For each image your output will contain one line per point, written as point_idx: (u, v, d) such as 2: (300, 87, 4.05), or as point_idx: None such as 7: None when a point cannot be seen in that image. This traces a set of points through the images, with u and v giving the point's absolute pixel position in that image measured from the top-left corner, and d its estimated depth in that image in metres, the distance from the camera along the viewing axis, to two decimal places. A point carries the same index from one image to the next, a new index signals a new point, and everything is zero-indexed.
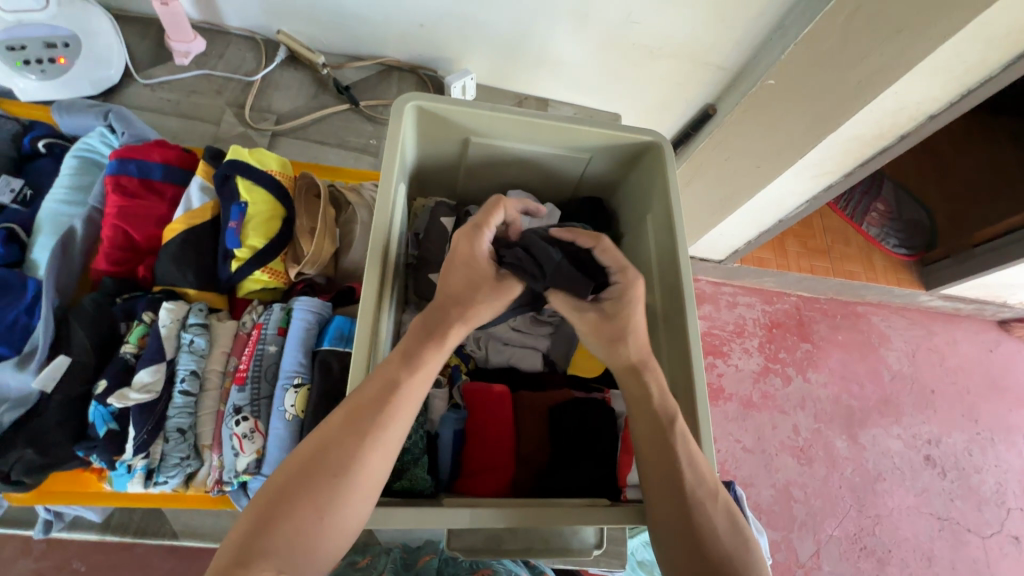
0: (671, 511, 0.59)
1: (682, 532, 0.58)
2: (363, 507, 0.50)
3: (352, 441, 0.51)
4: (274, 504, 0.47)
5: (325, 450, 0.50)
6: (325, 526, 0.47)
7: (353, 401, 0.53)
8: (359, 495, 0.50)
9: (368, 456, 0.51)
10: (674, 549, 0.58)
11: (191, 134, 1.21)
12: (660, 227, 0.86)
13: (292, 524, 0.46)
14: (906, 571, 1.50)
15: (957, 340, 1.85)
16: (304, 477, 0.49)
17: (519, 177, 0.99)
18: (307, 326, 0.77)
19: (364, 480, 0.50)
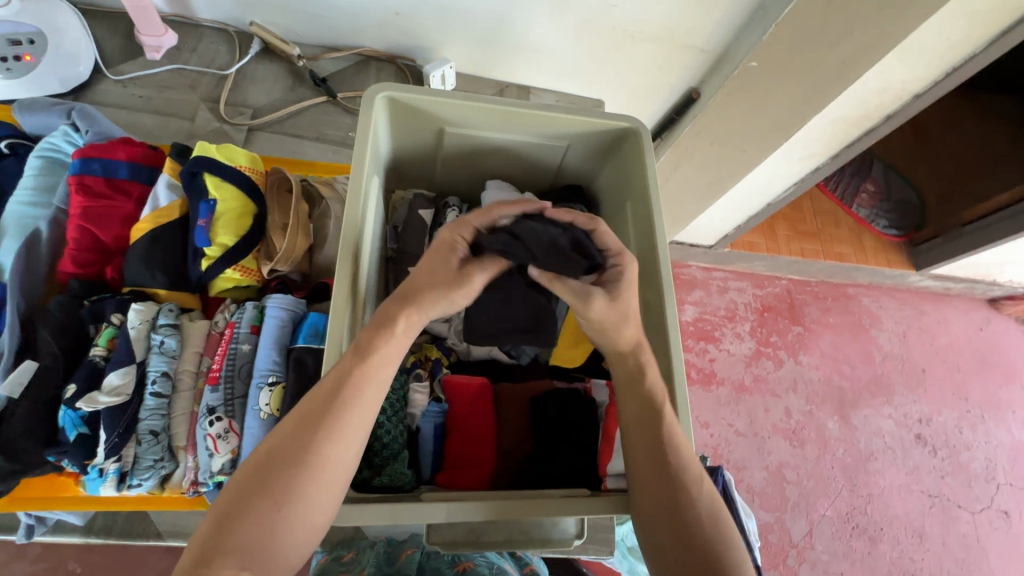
0: (648, 496, 0.59)
1: (666, 518, 0.58)
2: (332, 500, 0.50)
3: (317, 433, 0.50)
4: (242, 499, 0.47)
5: (291, 443, 0.50)
6: (292, 521, 0.47)
7: (319, 393, 0.52)
8: (327, 488, 0.49)
9: (335, 448, 0.50)
10: (657, 534, 0.58)
11: (165, 130, 1.19)
12: (639, 214, 0.85)
13: (257, 520, 0.46)
14: (897, 548, 1.52)
15: (948, 318, 1.86)
16: (274, 469, 0.49)
17: (498, 167, 0.97)
18: (280, 323, 0.76)
19: (331, 472, 0.50)
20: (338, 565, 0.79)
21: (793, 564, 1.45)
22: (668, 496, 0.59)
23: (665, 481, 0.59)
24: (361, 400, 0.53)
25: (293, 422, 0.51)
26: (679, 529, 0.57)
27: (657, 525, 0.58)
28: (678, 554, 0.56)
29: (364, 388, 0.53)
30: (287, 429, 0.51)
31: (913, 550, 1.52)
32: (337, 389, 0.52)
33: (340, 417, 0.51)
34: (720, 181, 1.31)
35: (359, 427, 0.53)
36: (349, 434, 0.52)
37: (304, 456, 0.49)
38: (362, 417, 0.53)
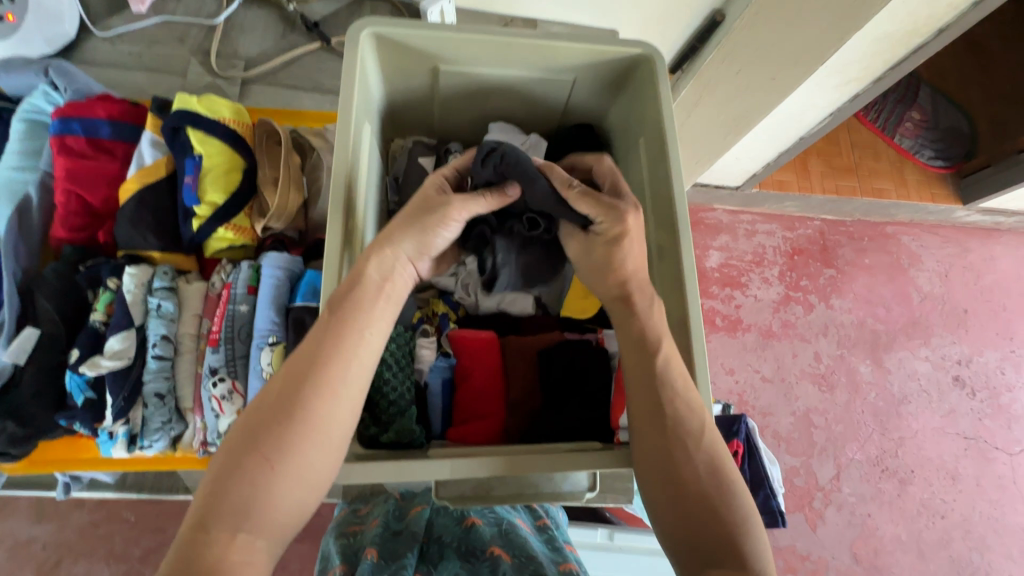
0: (651, 438, 0.57)
1: (674, 473, 0.55)
2: (329, 460, 0.49)
3: (310, 394, 0.48)
4: (231, 462, 0.46)
5: (283, 403, 0.48)
6: (288, 483, 0.46)
7: (305, 353, 0.50)
8: (321, 447, 0.48)
9: (326, 402, 0.49)
10: (661, 489, 0.55)
11: (157, 87, 1.15)
12: (653, 151, 0.78)
13: (250, 481, 0.45)
14: (928, 489, 1.48)
15: (996, 256, 1.73)
16: (262, 433, 0.47)
17: (501, 108, 0.91)
18: (276, 282, 0.74)
19: (326, 432, 0.48)
20: (354, 517, 0.82)
21: (818, 507, 1.44)
22: (667, 444, 0.56)
23: (664, 429, 0.56)
24: (354, 359, 0.51)
25: (284, 382, 0.49)
26: (683, 475, 0.54)
27: (655, 475, 0.55)
28: (682, 497, 0.54)
29: (356, 345, 0.51)
30: (279, 388, 0.49)
31: (945, 492, 1.49)
32: (329, 348, 0.50)
33: (331, 374, 0.50)
34: (745, 115, 1.21)
35: (353, 386, 0.51)
36: (343, 394, 0.50)
37: (295, 416, 0.47)
38: (357, 376, 0.51)
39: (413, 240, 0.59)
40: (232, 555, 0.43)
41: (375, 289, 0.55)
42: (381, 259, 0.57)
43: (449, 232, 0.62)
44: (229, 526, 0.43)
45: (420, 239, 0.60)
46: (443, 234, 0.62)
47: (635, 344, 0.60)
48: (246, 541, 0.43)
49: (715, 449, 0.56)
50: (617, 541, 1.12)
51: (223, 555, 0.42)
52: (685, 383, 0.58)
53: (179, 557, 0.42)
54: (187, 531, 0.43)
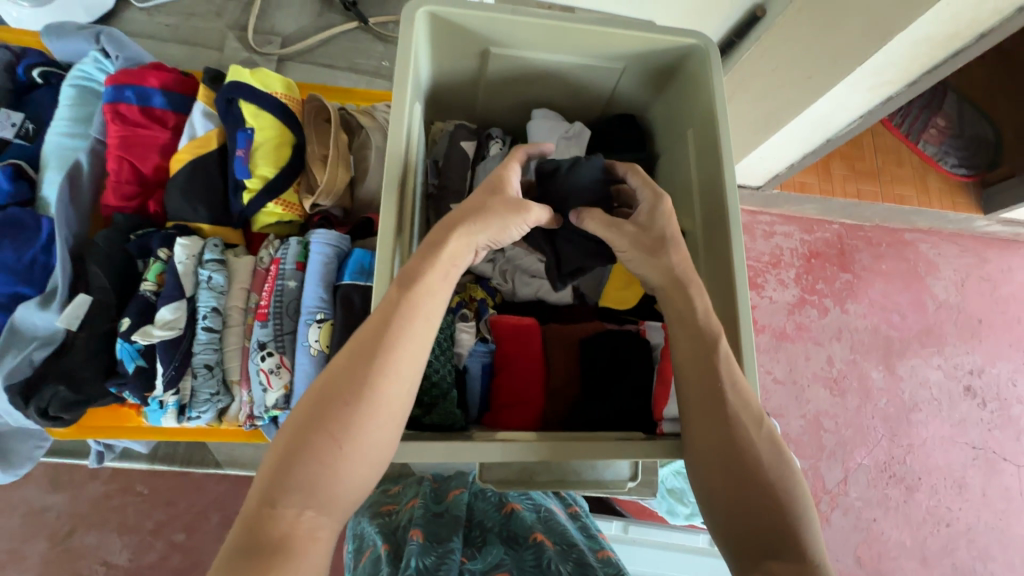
0: (702, 426, 0.56)
1: (728, 462, 0.54)
2: (389, 439, 0.49)
3: (375, 373, 0.49)
4: (297, 438, 0.46)
5: (349, 380, 0.48)
6: (350, 462, 0.46)
7: (372, 330, 0.50)
8: (382, 424, 0.48)
9: (392, 386, 0.49)
10: (713, 479, 0.54)
11: (194, 60, 1.14)
12: (703, 144, 0.77)
13: (318, 459, 0.45)
14: (935, 497, 1.49)
15: (1012, 267, 1.72)
16: (318, 412, 0.47)
17: (546, 95, 0.90)
18: (326, 260, 0.74)
19: (387, 412, 0.48)
20: (386, 497, 0.84)
21: (825, 510, 1.44)
22: (720, 435, 0.55)
23: (717, 422, 0.55)
24: (421, 341, 0.52)
25: (350, 359, 0.49)
26: (736, 465, 0.54)
27: (712, 466, 0.55)
28: (737, 488, 0.53)
29: (421, 326, 0.52)
30: (345, 365, 0.49)
31: (951, 500, 1.49)
32: (393, 328, 0.50)
33: (396, 354, 0.50)
34: (779, 112, 1.21)
35: (412, 364, 0.51)
36: (404, 372, 0.50)
37: (363, 395, 0.47)
38: (415, 356, 0.51)
39: (489, 232, 0.58)
40: (300, 530, 0.43)
41: (442, 270, 0.55)
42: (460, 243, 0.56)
43: (517, 229, 0.60)
44: (297, 503, 0.44)
45: (497, 229, 0.58)
46: (513, 231, 0.60)
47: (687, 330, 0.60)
48: (314, 518, 0.44)
49: (769, 440, 0.55)
50: (632, 534, 1.12)
51: (292, 530, 0.43)
52: (740, 375, 0.57)
53: (246, 532, 0.43)
54: (253, 505, 0.44)
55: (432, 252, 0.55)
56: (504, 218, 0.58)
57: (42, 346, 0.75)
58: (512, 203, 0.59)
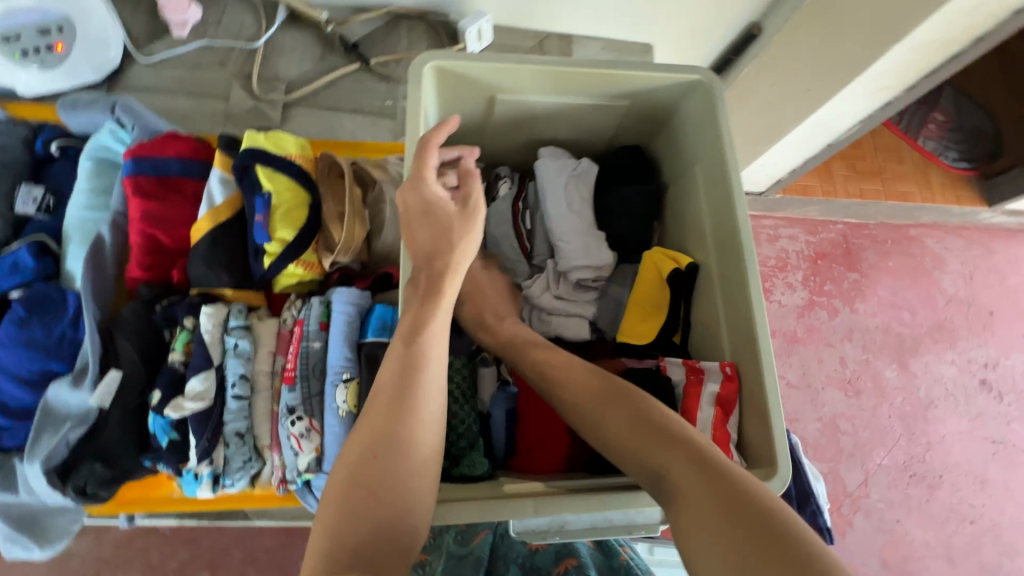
0: (580, 390, 0.66)
1: (608, 401, 0.63)
2: (425, 489, 0.53)
3: (401, 426, 0.54)
4: (342, 507, 0.50)
5: (377, 439, 0.54)
6: (397, 517, 0.50)
7: (393, 386, 0.57)
8: (417, 475, 0.53)
9: (417, 434, 0.55)
10: (608, 422, 0.62)
11: (201, 111, 1.16)
12: (711, 178, 0.78)
13: (364, 517, 0.49)
14: (957, 494, 1.48)
15: (1019, 257, 1.72)
16: (358, 473, 0.51)
17: (552, 132, 0.91)
18: (348, 319, 0.75)
19: (421, 462, 0.54)
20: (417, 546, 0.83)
21: (847, 513, 1.44)
22: (593, 386, 0.66)
23: (615, 420, 0.62)
24: (434, 390, 0.58)
25: (375, 422, 0.55)
26: (614, 402, 0.63)
27: (603, 414, 0.63)
28: (624, 414, 0.61)
29: (436, 376, 0.59)
30: (369, 429, 0.55)
31: (973, 496, 1.48)
32: (411, 384, 0.57)
33: (419, 406, 0.56)
34: (780, 123, 1.21)
35: (431, 409, 0.57)
36: (427, 420, 0.56)
37: (397, 452, 0.53)
38: (433, 402, 0.57)
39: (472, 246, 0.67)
40: None
41: (442, 318, 0.62)
42: (452, 283, 0.64)
43: (477, 232, 0.68)
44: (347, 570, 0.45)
45: (462, 236, 0.66)
46: (474, 239, 0.67)
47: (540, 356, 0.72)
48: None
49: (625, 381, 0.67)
50: (657, 555, 1.12)
51: None
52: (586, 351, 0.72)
53: None
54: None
55: (431, 299, 0.62)
56: (468, 224, 0.66)
57: (76, 425, 0.78)
58: (459, 211, 0.67)
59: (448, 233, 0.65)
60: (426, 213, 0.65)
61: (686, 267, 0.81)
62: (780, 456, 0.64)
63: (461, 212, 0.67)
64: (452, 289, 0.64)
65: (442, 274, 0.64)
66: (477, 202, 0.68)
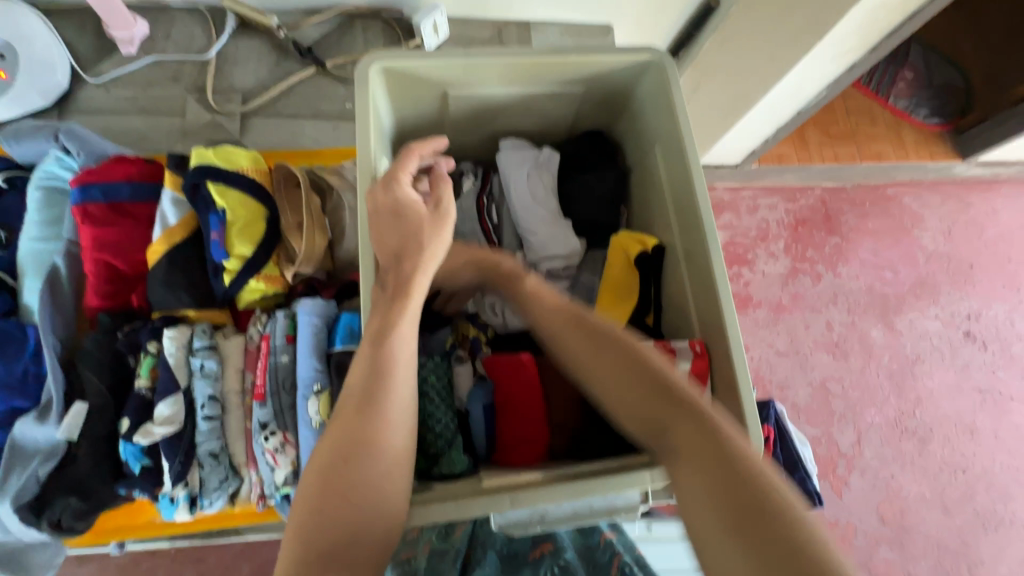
0: (576, 338, 0.63)
1: (601, 348, 0.61)
2: (397, 490, 0.53)
3: (371, 429, 0.54)
4: (313, 511, 0.49)
5: (347, 442, 0.53)
6: (367, 521, 0.50)
7: (361, 390, 0.56)
8: (388, 477, 0.53)
9: (388, 437, 0.54)
10: (602, 368, 0.59)
11: (158, 129, 1.14)
12: (670, 156, 0.77)
13: (335, 518, 0.49)
14: (948, 445, 1.51)
15: (996, 208, 1.73)
16: (328, 477, 0.51)
17: (511, 123, 0.91)
18: (314, 329, 0.75)
19: (392, 465, 0.54)
20: None
21: (842, 473, 1.46)
22: (589, 337, 0.62)
23: (610, 368, 0.59)
24: (404, 390, 0.57)
25: (344, 426, 0.54)
26: (612, 347, 0.60)
27: (597, 362, 0.60)
28: (623, 364, 0.58)
29: (405, 376, 0.58)
30: (339, 434, 0.54)
31: (964, 446, 1.51)
32: (380, 387, 0.56)
33: (387, 408, 0.55)
34: (746, 94, 1.20)
35: (402, 411, 0.56)
36: (397, 422, 0.55)
37: (367, 455, 0.52)
38: (404, 404, 0.57)
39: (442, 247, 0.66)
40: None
41: (409, 317, 0.61)
42: (422, 283, 0.63)
43: (446, 237, 0.67)
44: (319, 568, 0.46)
45: (430, 239, 0.65)
46: (442, 245, 0.66)
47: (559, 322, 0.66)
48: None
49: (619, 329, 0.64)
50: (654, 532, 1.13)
51: None
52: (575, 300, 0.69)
53: None
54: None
55: (399, 299, 0.61)
56: (438, 227, 0.66)
57: (45, 461, 0.78)
58: (432, 216, 0.66)
59: (417, 234, 0.64)
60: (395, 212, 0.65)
61: (652, 248, 0.82)
62: (751, 428, 0.64)
63: (433, 217, 0.66)
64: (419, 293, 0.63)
65: (412, 275, 0.62)
66: (449, 208, 0.68)
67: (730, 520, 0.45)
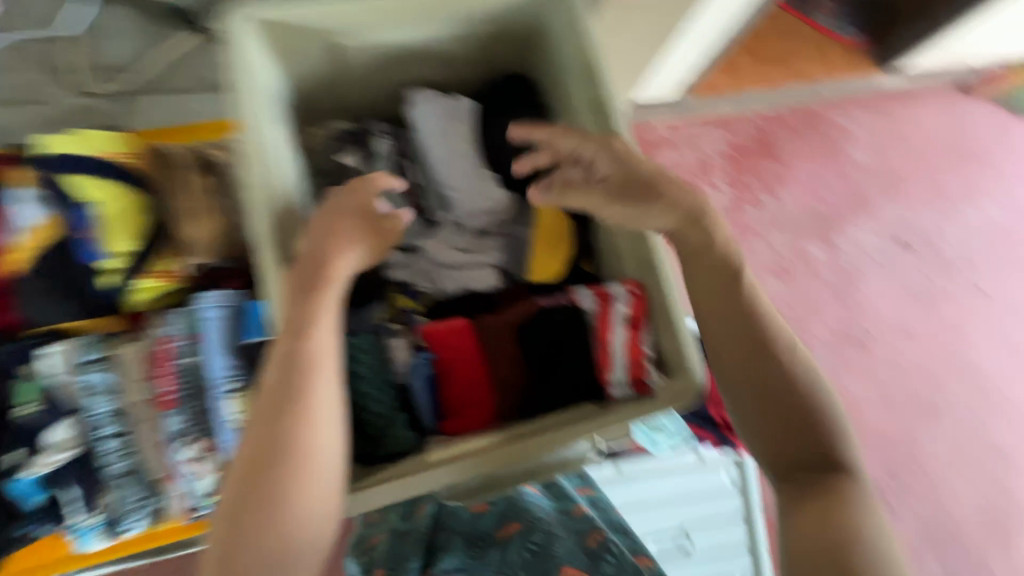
0: (693, 259, 0.64)
1: (716, 277, 0.63)
2: (330, 487, 0.51)
3: (291, 428, 0.50)
4: (235, 519, 0.48)
5: (266, 446, 0.49)
6: (298, 522, 0.49)
7: (277, 388, 0.51)
8: (317, 476, 0.50)
9: (313, 434, 0.50)
10: (712, 295, 0.63)
11: (23, 120, 1.00)
12: (587, 91, 0.74)
13: (260, 525, 0.47)
14: (888, 347, 1.59)
15: (921, 116, 1.75)
16: (250, 485, 0.48)
17: (420, 74, 0.85)
18: (223, 321, 0.75)
19: (321, 464, 0.50)
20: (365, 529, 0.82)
21: None
22: (708, 261, 0.63)
23: (722, 304, 0.62)
24: (327, 381, 0.53)
25: (262, 430, 0.50)
26: (728, 279, 0.62)
27: (706, 292, 0.63)
28: (735, 303, 0.62)
29: (328, 371, 0.53)
30: (255, 436, 0.50)
31: (902, 345, 1.59)
32: (298, 383, 0.51)
33: (308, 404, 0.51)
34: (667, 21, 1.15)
35: (329, 406, 0.52)
36: (322, 417, 0.51)
37: (288, 456, 0.49)
38: (329, 396, 0.52)
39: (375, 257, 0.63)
40: None
41: (327, 304, 0.56)
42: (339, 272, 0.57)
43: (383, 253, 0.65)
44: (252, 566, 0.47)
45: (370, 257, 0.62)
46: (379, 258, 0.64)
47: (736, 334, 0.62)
48: None
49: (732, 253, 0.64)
50: (626, 472, 1.12)
51: None
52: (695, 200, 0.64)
53: None
54: None
55: (312, 289, 0.56)
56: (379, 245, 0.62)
57: None
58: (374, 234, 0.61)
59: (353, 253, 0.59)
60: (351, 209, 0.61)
61: None
62: (693, 360, 0.64)
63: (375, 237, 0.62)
64: (339, 280, 0.57)
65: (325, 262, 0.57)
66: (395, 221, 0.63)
67: (801, 464, 0.57)
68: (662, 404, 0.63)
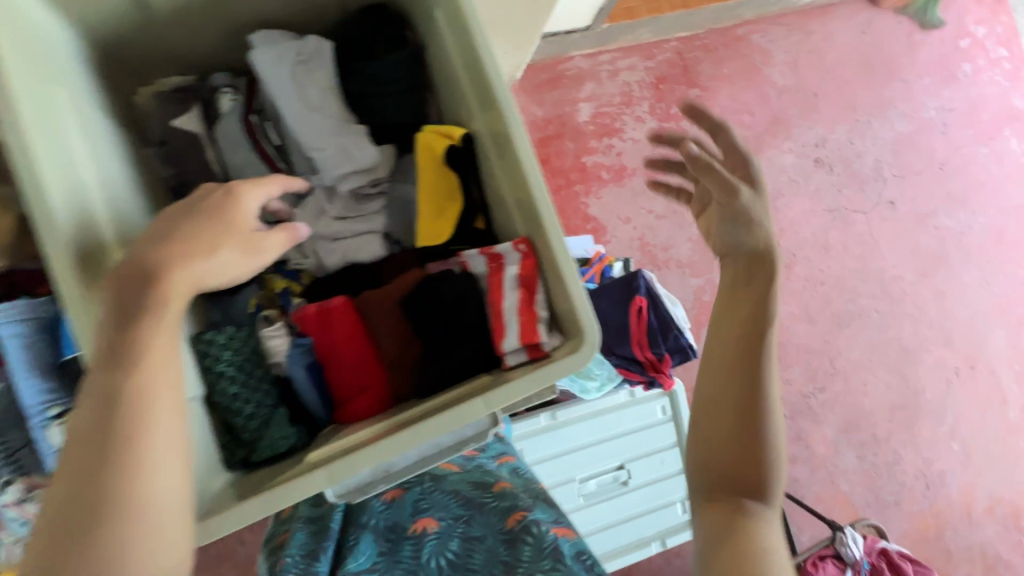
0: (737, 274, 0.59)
1: (744, 295, 0.58)
2: (175, 537, 0.43)
3: (115, 478, 0.41)
4: None
5: (83, 504, 0.40)
6: None
7: (94, 430, 0.41)
8: (156, 529, 0.41)
9: (147, 481, 0.41)
10: (731, 309, 0.59)
11: None
12: (453, 17, 0.63)
13: None
14: (808, 265, 1.64)
15: (833, 32, 1.74)
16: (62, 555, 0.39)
17: (255, 9, 0.71)
18: (23, 339, 0.66)
19: (162, 514, 0.42)
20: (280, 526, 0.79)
21: None
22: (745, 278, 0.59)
23: (734, 320, 0.58)
24: (161, 417, 0.43)
25: (77, 484, 0.40)
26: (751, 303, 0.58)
27: (731, 306, 0.59)
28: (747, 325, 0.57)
29: (166, 406, 0.43)
30: (70, 495, 0.40)
31: (821, 262, 1.65)
32: (120, 422, 0.41)
33: (136, 444, 0.42)
34: None
35: (167, 443, 0.43)
36: (157, 459, 0.42)
37: (113, 513, 0.40)
38: (167, 432, 0.43)
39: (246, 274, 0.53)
40: None
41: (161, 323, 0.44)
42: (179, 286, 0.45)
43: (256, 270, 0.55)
44: None
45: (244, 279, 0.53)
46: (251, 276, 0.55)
47: (737, 331, 0.57)
48: None
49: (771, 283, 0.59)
50: (561, 418, 1.12)
51: None
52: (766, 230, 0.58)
53: None
54: None
55: (137, 307, 0.43)
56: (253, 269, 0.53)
57: None
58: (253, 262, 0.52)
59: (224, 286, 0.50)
60: (211, 212, 0.49)
61: (461, 140, 0.70)
62: (585, 321, 0.58)
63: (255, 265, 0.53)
64: (180, 297, 0.45)
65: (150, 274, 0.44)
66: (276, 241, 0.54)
67: (723, 484, 0.55)
68: (554, 370, 0.58)
